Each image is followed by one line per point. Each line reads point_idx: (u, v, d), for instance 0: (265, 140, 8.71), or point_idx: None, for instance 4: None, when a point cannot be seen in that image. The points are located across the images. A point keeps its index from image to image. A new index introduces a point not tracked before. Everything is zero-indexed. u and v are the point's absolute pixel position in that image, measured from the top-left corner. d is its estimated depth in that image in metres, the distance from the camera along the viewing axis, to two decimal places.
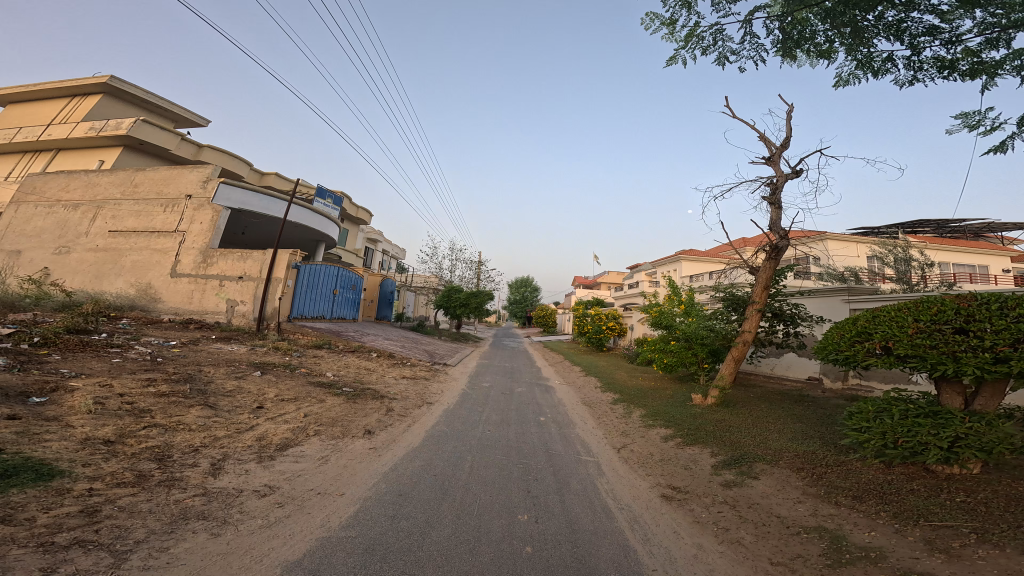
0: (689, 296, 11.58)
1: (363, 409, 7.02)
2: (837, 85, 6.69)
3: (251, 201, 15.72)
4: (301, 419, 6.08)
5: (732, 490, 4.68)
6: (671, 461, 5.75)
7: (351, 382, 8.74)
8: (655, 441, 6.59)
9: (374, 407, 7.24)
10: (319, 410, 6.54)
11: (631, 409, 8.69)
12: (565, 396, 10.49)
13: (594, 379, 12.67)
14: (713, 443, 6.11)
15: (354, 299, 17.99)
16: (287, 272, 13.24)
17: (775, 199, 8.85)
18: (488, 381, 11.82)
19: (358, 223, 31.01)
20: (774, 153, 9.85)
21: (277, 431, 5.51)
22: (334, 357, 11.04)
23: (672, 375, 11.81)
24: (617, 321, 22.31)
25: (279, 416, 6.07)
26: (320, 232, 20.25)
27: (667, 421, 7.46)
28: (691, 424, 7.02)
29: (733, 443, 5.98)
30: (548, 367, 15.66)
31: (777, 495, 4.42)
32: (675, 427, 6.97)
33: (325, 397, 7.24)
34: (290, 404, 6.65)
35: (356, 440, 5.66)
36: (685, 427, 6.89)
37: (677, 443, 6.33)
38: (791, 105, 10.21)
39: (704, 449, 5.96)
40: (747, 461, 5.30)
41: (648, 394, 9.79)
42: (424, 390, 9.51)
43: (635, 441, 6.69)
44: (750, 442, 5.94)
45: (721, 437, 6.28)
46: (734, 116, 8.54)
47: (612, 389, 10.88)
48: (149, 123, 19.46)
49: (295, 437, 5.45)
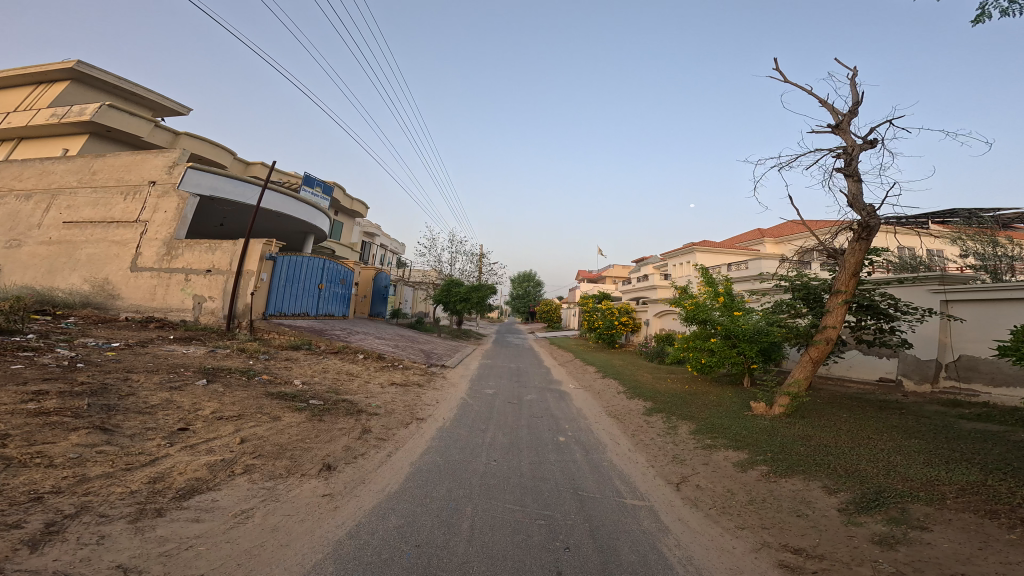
0: (728, 286, 9.72)
1: (331, 430, 5.34)
2: (977, 19, 5.09)
3: (223, 185, 14.09)
4: (236, 447, 4.39)
5: (899, 552, 2.99)
6: (769, 505, 3.98)
7: (323, 391, 7.07)
8: (727, 469, 4.88)
9: (346, 428, 5.55)
10: (266, 434, 4.83)
11: (674, 422, 6.92)
12: (586, 406, 8.74)
13: (616, 382, 10.88)
14: (817, 472, 4.41)
15: (343, 294, 16.24)
16: (261, 264, 11.57)
17: (849, 170, 7.07)
18: (493, 388, 10.05)
19: (353, 216, 29.39)
20: (842, 121, 8.04)
21: (190, 467, 3.83)
22: (311, 360, 9.33)
23: (709, 377, 10.08)
24: (630, 316, 20.56)
25: (204, 443, 4.39)
26: (307, 224, 18.62)
27: (732, 440, 5.67)
28: (765, 446, 5.25)
29: (848, 473, 4.30)
30: (560, 368, 13.87)
31: (984, 559, 2.76)
32: (745, 452, 5.20)
33: (280, 415, 5.54)
34: (228, 425, 4.96)
35: (306, 483, 3.94)
36: (765, 449, 5.17)
37: (763, 474, 4.59)
38: (856, 69, 8.49)
39: (807, 482, 4.25)
40: (892, 502, 3.60)
41: (688, 401, 8.05)
42: (415, 400, 7.79)
43: (697, 472, 4.93)
44: (873, 473, 4.26)
45: (824, 462, 4.60)
46: (786, 80, 6.95)
47: (642, 395, 9.12)
48: (115, 108, 18.04)
49: (215, 477, 3.75)
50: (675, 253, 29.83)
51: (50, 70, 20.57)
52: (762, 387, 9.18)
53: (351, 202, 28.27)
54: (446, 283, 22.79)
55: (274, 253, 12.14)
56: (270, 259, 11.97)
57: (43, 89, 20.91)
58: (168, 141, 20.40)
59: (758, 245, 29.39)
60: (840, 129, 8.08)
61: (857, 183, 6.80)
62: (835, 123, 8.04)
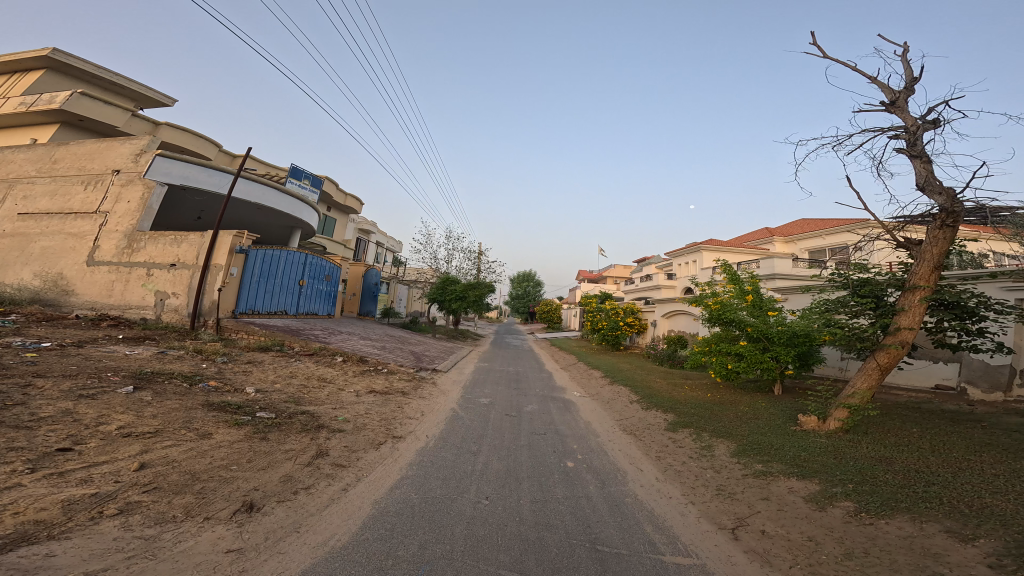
0: (755, 283, 8.59)
1: (275, 457, 4.22)
2: None
3: (196, 175, 12.87)
4: (126, 477, 3.39)
5: None
6: (874, 560, 2.85)
7: (282, 400, 5.93)
8: (795, 508, 3.74)
9: (295, 452, 4.42)
10: (178, 462, 3.78)
11: (708, 441, 5.73)
12: (595, 417, 7.56)
13: (628, 389, 9.69)
14: (930, 513, 3.28)
15: (331, 292, 15.01)
16: (231, 258, 10.39)
17: (913, 149, 5.98)
18: (488, 395, 8.89)
19: (346, 212, 28.27)
20: (898, 97, 6.94)
21: (34, 506, 2.85)
22: (279, 363, 8.13)
23: (734, 385, 8.90)
24: (636, 316, 19.38)
25: (82, 470, 3.39)
26: (293, 218, 17.40)
27: (791, 466, 4.53)
28: (828, 478, 4.13)
29: (974, 511, 3.21)
30: (562, 372, 12.64)
31: None
32: (806, 486, 4.06)
33: (209, 433, 4.45)
34: (132, 445, 3.94)
35: (205, 531, 2.92)
36: (840, 477, 4.08)
37: (851, 515, 3.46)
38: (908, 43, 7.45)
39: (920, 526, 3.14)
40: None
41: (713, 413, 6.93)
42: (393, 411, 6.64)
43: (762, 512, 3.76)
44: (1011, 509, 3.18)
45: (932, 496, 3.50)
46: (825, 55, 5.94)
47: (659, 405, 7.92)
48: (88, 95, 16.88)
49: (68, 520, 2.77)
50: (681, 253, 28.51)
51: (23, 57, 19.46)
52: (797, 396, 8.02)
53: (343, 197, 27.10)
54: (441, 281, 21.61)
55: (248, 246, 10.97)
56: (243, 252, 10.80)
57: (16, 77, 19.80)
58: (147, 131, 19.19)
59: (768, 244, 27.99)
60: (894, 107, 6.96)
61: (925, 164, 5.70)
62: (889, 101, 6.92)
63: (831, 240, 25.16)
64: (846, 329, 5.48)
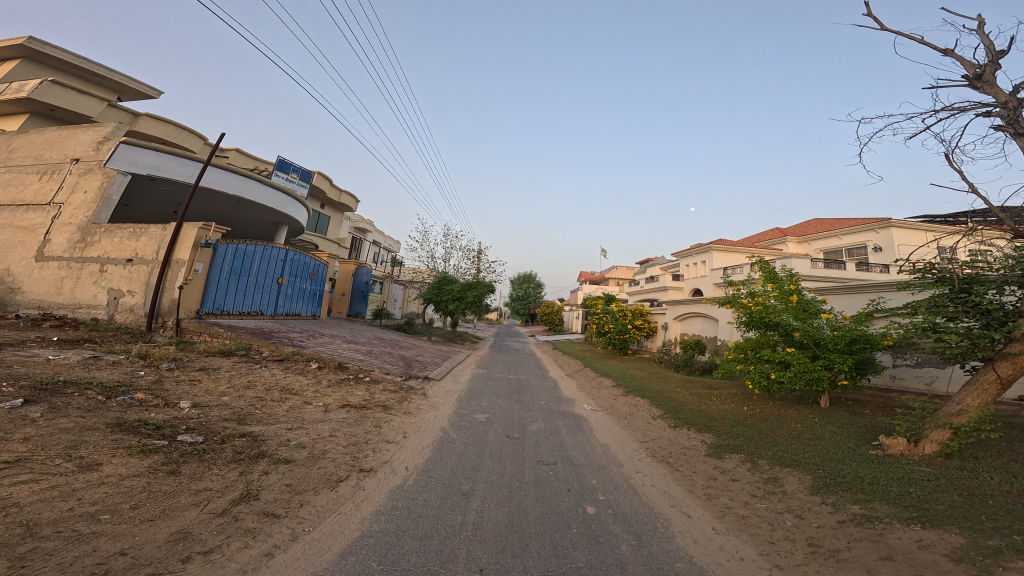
0: (796, 283, 7.44)
1: (178, 502, 3.06)
2: None
3: (167, 164, 11.62)
4: None
5: None
6: None
7: (221, 419, 4.73)
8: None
9: (211, 495, 3.24)
10: (28, 511, 2.68)
11: (772, 473, 4.51)
12: (614, 438, 6.32)
13: (647, 402, 8.44)
14: None
15: (316, 291, 13.77)
16: (196, 254, 9.17)
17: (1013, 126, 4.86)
18: (485, 410, 7.66)
19: (340, 209, 27.07)
20: (984, 70, 5.79)
21: None
22: (237, 372, 6.94)
23: (773, 398, 7.71)
24: (645, 318, 18.18)
25: None
26: (279, 213, 16.15)
27: (902, 508, 3.46)
28: (949, 536, 2.99)
29: None
30: (569, 380, 11.38)
31: None
32: (930, 548, 2.89)
33: (96, 464, 3.34)
34: None
35: None
36: (994, 526, 2.99)
37: None
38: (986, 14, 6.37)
39: None
40: None
41: (758, 435, 5.73)
42: (368, 432, 5.40)
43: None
44: None
45: None
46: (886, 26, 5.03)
47: (689, 423, 6.67)
48: (59, 84, 15.68)
49: None
50: (688, 254, 27.22)
51: None
52: (850, 411, 6.89)
53: (337, 193, 25.92)
54: (437, 280, 20.46)
55: (218, 240, 9.79)
56: (212, 247, 9.61)
57: None
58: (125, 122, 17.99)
59: (781, 245, 26.67)
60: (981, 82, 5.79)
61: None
62: (974, 76, 5.74)
63: (849, 240, 23.87)
64: (959, 333, 4.27)
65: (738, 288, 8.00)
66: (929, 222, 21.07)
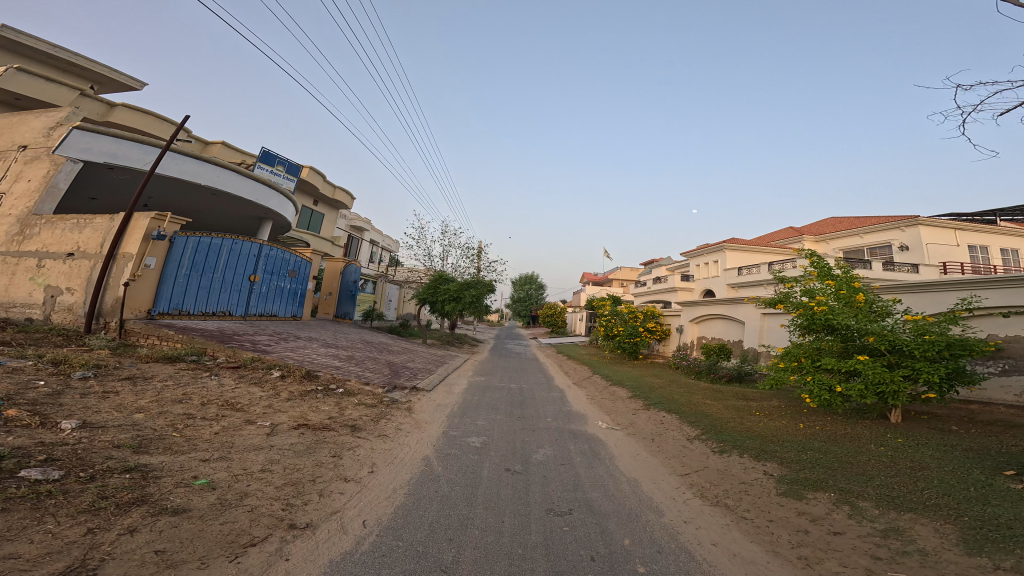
0: (854, 280, 6.20)
1: None
2: None
3: (128, 152, 10.45)
4: None
5: None
6: None
7: (109, 446, 3.48)
8: None
9: (8, 568, 2.04)
10: None
11: (891, 523, 3.30)
12: (643, 471, 5.00)
13: (675, 418, 7.09)
14: None
15: (297, 291, 12.51)
16: (146, 246, 7.85)
17: None
18: (481, 430, 6.36)
19: (333, 206, 25.85)
20: None
21: None
22: (177, 383, 5.68)
23: (831, 415, 6.42)
24: (656, 320, 16.83)
25: None
26: (262, 208, 14.85)
27: None
28: None
29: None
30: (579, 390, 10.02)
31: None
32: None
33: None
34: None
35: None
36: None
37: None
38: None
39: None
40: None
41: (833, 468, 4.42)
42: (325, 466, 4.12)
43: None
44: None
45: None
46: None
47: (738, 449, 5.32)
48: (25, 72, 14.22)
49: None
50: (697, 254, 25.89)
51: None
52: (932, 429, 5.69)
53: (331, 190, 24.73)
54: (433, 280, 19.23)
55: (177, 232, 8.51)
56: (169, 240, 8.34)
57: None
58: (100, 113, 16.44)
59: (797, 244, 25.20)
60: None
61: None
62: None
63: (870, 239, 22.53)
64: None
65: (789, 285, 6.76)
66: (958, 217, 19.82)
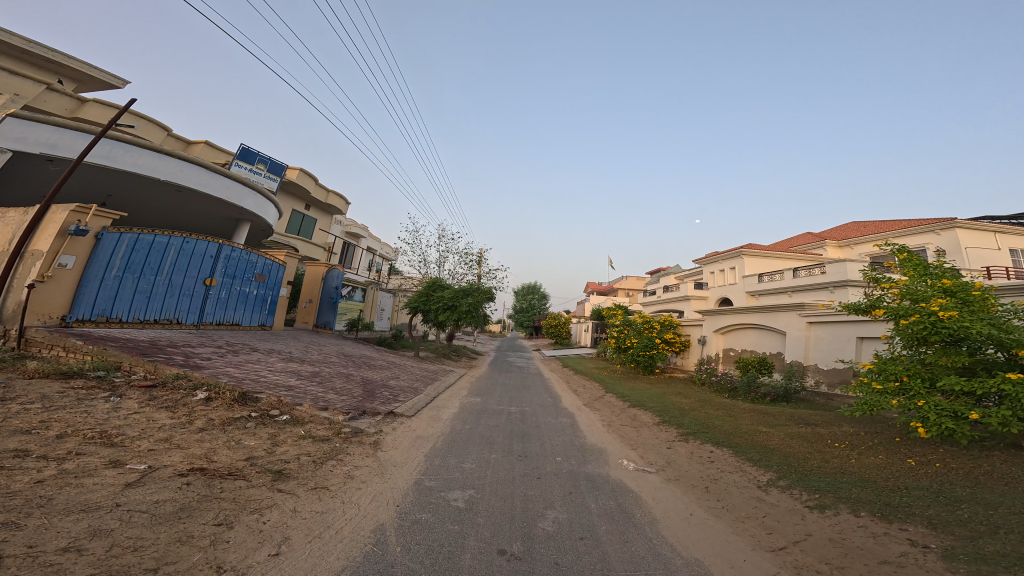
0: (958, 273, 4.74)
1: None
2: None
3: (71, 142, 9.26)
4: None
5: None
6: None
7: None
8: None
9: None
10: None
11: None
12: (705, 543, 3.36)
13: (729, 454, 5.38)
14: None
15: (267, 297, 11.02)
16: (63, 242, 6.41)
17: None
18: (466, 478, 4.70)
19: (325, 211, 24.57)
20: None
21: None
22: (46, 411, 4.15)
23: (947, 445, 4.78)
24: (674, 330, 15.08)
25: None
26: (237, 208, 13.40)
27: None
28: None
29: None
30: (591, 415, 8.32)
31: None
32: None
33: None
34: None
35: None
36: None
37: None
38: None
39: None
40: None
41: (1016, 543, 2.80)
42: (198, 544, 2.61)
43: None
44: None
45: None
46: None
47: (849, 504, 3.70)
48: None
49: None
50: (711, 259, 24.24)
51: None
52: None
53: (323, 194, 23.52)
54: (427, 286, 17.74)
55: (105, 227, 7.03)
56: (93, 236, 6.86)
57: None
58: (69, 109, 15.22)
59: (819, 249, 23.47)
60: None
61: None
62: None
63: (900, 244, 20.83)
64: None
65: (887, 285, 5.22)
66: (998, 218, 18.22)
